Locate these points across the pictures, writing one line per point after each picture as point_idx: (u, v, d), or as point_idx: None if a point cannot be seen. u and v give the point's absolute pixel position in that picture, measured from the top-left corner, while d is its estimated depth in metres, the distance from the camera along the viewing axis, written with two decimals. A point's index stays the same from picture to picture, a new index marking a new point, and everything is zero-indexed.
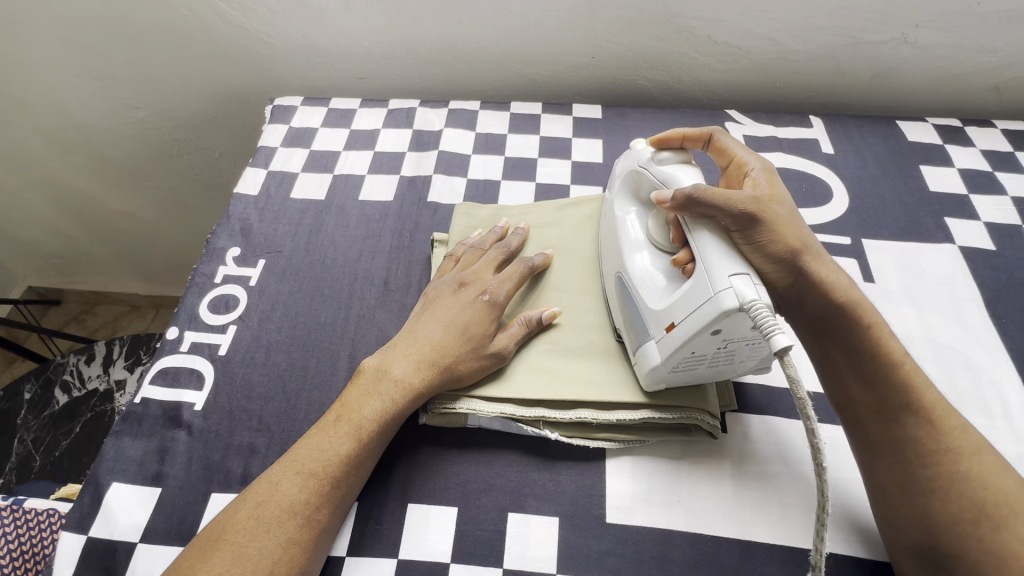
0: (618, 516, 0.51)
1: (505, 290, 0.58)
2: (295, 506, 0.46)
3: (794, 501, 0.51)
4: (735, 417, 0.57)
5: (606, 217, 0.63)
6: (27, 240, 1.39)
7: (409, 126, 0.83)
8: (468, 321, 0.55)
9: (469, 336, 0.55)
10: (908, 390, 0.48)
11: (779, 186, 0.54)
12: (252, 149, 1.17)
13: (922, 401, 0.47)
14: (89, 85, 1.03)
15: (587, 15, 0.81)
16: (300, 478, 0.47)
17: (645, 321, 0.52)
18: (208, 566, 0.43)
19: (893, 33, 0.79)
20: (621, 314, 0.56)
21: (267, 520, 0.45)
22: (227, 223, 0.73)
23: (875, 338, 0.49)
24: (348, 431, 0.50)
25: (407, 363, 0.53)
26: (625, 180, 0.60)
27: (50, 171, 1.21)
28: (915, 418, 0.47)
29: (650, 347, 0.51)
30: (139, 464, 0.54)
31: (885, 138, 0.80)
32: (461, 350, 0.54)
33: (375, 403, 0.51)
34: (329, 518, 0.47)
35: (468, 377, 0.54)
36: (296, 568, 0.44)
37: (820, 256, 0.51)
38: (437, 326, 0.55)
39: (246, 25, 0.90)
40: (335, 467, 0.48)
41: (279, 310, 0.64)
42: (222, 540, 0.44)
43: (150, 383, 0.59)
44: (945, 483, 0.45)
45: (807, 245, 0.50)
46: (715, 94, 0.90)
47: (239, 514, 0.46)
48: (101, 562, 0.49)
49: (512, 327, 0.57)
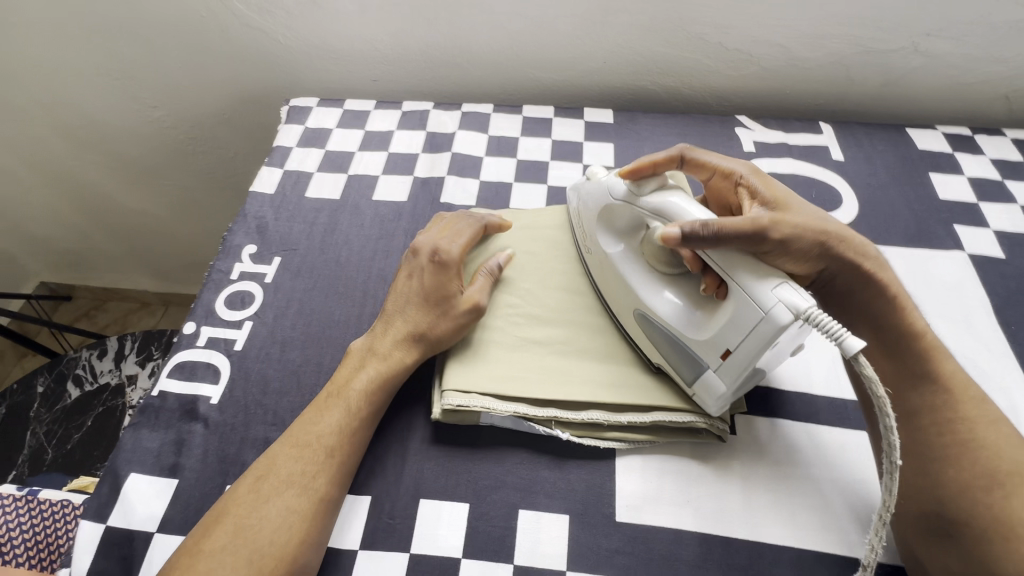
0: (628, 514, 0.51)
1: (456, 246, 0.61)
2: (293, 478, 0.49)
3: (803, 504, 0.52)
4: (744, 419, 0.57)
5: (594, 253, 0.62)
6: (41, 236, 1.41)
7: (423, 127, 0.84)
8: (427, 284, 0.58)
9: (434, 295, 0.58)
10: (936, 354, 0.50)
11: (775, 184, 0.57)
12: (265, 149, 1.18)
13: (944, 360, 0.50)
14: (108, 84, 1.05)
15: (600, 20, 0.82)
16: (292, 451, 0.50)
17: (694, 353, 0.52)
18: (210, 541, 0.46)
19: (903, 42, 0.80)
20: (647, 342, 0.56)
21: (265, 492, 0.48)
22: (243, 221, 0.74)
23: (902, 308, 0.52)
24: (336, 405, 0.53)
25: (389, 342, 0.57)
26: (603, 215, 0.60)
27: (66, 168, 1.23)
28: (933, 386, 0.49)
29: (710, 378, 0.51)
30: (156, 456, 0.55)
31: (895, 146, 0.81)
32: (428, 314, 0.57)
33: (362, 376, 0.55)
34: (330, 490, 0.50)
35: (446, 339, 0.57)
36: (298, 534, 0.47)
37: (841, 229, 0.53)
38: (404, 302, 0.58)
39: (263, 27, 0.92)
40: (327, 438, 0.51)
41: (293, 307, 0.65)
42: (224, 515, 0.47)
43: (167, 376, 0.60)
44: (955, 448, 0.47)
45: (828, 226, 0.52)
46: (725, 99, 0.91)
47: (239, 490, 0.49)
48: (119, 550, 0.50)
49: (477, 281, 0.60)
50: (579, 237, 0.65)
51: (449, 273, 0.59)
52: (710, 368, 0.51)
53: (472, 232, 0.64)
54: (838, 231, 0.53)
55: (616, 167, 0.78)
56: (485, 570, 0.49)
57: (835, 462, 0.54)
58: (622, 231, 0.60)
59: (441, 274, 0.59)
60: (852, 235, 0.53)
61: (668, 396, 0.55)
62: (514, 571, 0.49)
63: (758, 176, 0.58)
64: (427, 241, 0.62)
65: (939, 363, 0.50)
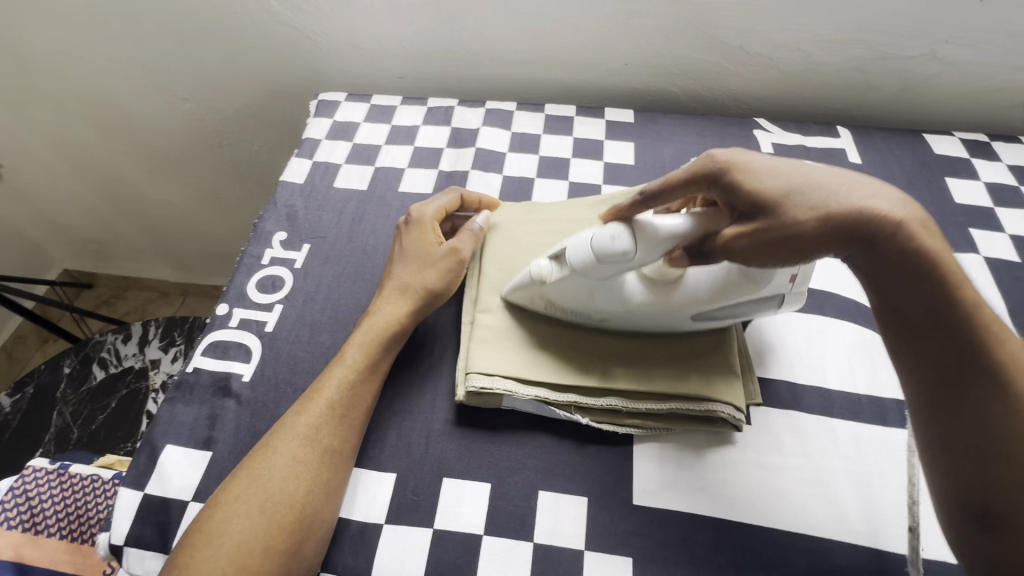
0: (645, 498, 0.53)
1: (430, 207, 0.66)
2: (298, 429, 0.52)
3: (817, 494, 0.53)
4: (760, 411, 0.58)
5: (612, 317, 0.57)
6: (69, 224, 1.45)
7: (448, 123, 0.87)
8: (410, 244, 0.63)
9: (414, 251, 0.63)
10: (988, 339, 0.38)
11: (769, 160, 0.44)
12: (289, 143, 1.21)
13: (994, 340, 0.38)
14: (141, 77, 1.08)
15: (622, 23, 0.84)
16: (299, 409, 0.53)
17: (768, 295, 0.53)
18: (228, 490, 0.49)
19: (923, 49, 0.81)
20: (710, 321, 0.56)
21: (274, 445, 0.51)
22: (274, 209, 0.76)
23: (935, 283, 0.39)
24: (341, 366, 0.56)
25: (389, 301, 0.60)
26: (597, 293, 0.55)
27: (96, 157, 1.26)
28: (985, 382, 0.38)
29: (791, 294, 0.54)
30: (191, 429, 0.57)
31: (912, 150, 0.82)
32: (411, 267, 0.62)
33: (361, 338, 0.58)
34: (335, 441, 0.52)
35: (441, 284, 0.61)
36: (306, 482, 0.49)
37: (838, 196, 0.41)
38: (392, 262, 0.64)
39: (294, 23, 0.94)
40: (333, 395, 0.54)
41: (322, 292, 0.68)
42: (242, 468, 0.50)
43: (201, 354, 0.63)
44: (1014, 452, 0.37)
45: (815, 205, 0.41)
46: (743, 102, 0.93)
47: (255, 448, 0.52)
48: (156, 517, 0.52)
49: (458, 236, 0.64)
50: (577, 317, 0.59)
51: (424, 230, 0.64)
52: (787, 291, 0.53)
53: (449, 199, 0.67)
54: (832, 202, 0.40)
55: (636, 166, 0.80)
56: (506, 547, 0.51)
57: (849, 454, 0.55)
58: (627, 297, 0.55)
59: (419, 234, 0.64)
60: (856, 195, 0.40)
61: (684, 384, 0.55)
62: (534, 549, 0.51)
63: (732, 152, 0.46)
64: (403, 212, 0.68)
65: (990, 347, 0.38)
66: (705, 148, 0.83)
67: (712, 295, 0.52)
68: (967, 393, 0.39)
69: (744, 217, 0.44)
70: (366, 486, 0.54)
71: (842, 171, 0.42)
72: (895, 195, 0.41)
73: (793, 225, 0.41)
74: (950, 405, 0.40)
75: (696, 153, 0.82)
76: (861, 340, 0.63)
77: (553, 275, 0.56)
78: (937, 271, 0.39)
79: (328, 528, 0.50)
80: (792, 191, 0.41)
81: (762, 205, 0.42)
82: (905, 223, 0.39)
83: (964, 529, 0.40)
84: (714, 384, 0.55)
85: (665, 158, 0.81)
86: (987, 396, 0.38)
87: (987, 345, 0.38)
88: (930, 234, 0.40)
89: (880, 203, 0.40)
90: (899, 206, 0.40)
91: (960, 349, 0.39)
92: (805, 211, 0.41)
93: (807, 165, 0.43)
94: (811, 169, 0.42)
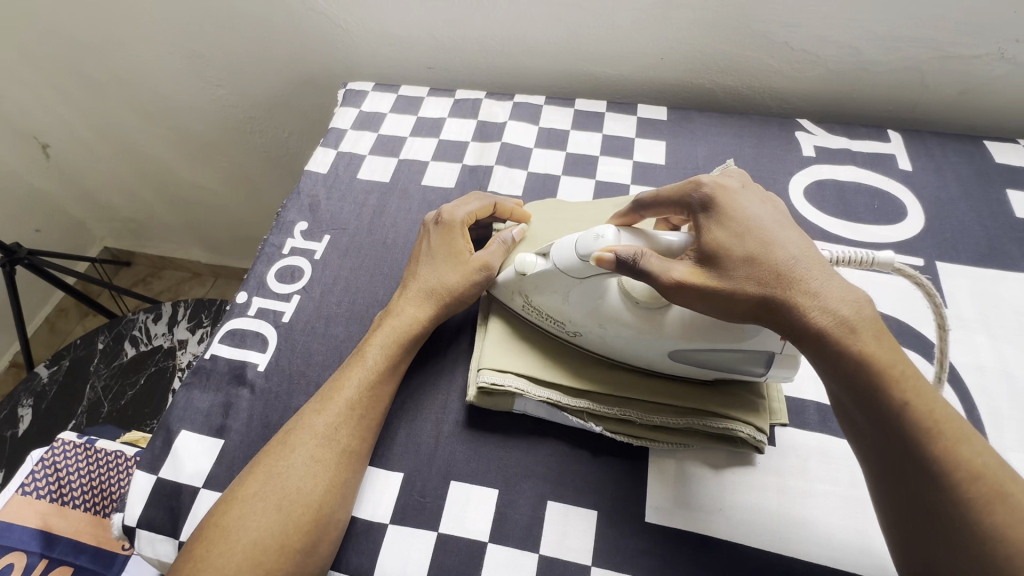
0: (658, 516, 0.51)
1: (464, 210, 0.63)
2: (317, 429, 0.51)
3: (845, 525, 0.49)
4: (785, 430, 0.55)
5: (588, 332, 0.53)
6: (109, 205, 1.50)
7: (474, 116, 0.85)
8: (436, 247, 0.62)
9: (442, 253, 0.61)
10: (914, 433, 0.38)
11: (735, 202, 0.47)
12: (319, 131, 1.22)
13: (924, 431, 0.38)
14: (179, 63, 1.10)
15: (660, 15, 0.80)
16: (318, 408, 0.53)
17: (754, 350, 0.48)
18: (245, 487, 0.49)
19: (989, 48, 0.74)
20: (692, 368, 0.52)
21: (293, 444, 0.51)
22: (297, 198, 0.76)
23: (861, 373, 0.40)
24: (361, 367, 0.55)
25: (409, 302, 0.59)
26: (572, 296, 0.52)
27: (134, 140, 1.30)
28: (911, 472, 0.38)
29: (782, 356, 0.49)
30: (206, 416, 0.58)
31: (970, 158, 0.76)
32: (437, 269, 0.60)
33: (383, 337, 0.57)
34: (352, 442, 0.52)
35: (461, 292, 0.59)
36: (321, 485, 0.49)
37: (776, 275, 0.43)
38: (418, 262, 0.62)
39: (326, 11, 0.94)
40: (352, 396, 0.53)
41: (340, 284, 0.67)
42: (258, 465, 0.50)
43: (219, 342, 0.63)
44: (944, 536, 0.37)
45: (750, 280, 0.43)
46: (786, 101, 0.88)
47: (268, 446, 0.52)
48: (168, 501, 0.53)
49: (488, 246, 0.61)
50: (555, 325, 0.55)
51: (454, 233, 0.62)
52: (777, 351, 0.48)
53: (481, 205, 0.65)
54: (768, 280, 0.43)
55: (666, 166, 0.77)
56: (510, 556, 0.49)
57: None
58: (604, 310, 0.51)
59: (447, 236, 0.62)
60: (795, 280, 0.42)
61: (707, 397, 0.53)
62: (539, 561, 0.49)
63: (705, 204, 0.48)
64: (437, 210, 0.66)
65: (920, 438, 0.38)
66: (741, 149, 0.79)
67: (694, 327, 0.49)
68: (897, 480, 0.39)
69: (697, 265, 0.45)
70: (372, 484, 0.54)
71: (796, 249, 0.44)
72: (840, 283, 0.42)
73: (727, 291, 0.43)
74: (885, 488, 0.40)
75: (730, 154, 0.78)
76: None
77: (535, 270, 0.54)
78: (863, 362, 0.39)
79: (341, 528, 0.50)
80: (738, 262, 0.44)
81: (712, 261, 0.44)
82: (833, 313, 0.41)
83: None
84: (735, 400, 0.52)
85: (697, 159, 0.77)
86: (915, 486, 0.38)
87: (911, 437, 0.38)
88: (860, 328, 0.40)
89: (813, 286, 0.42)
90: (834, 297, 0.41)
91: (888, 437, 0.39)
92: (743, 283, 0.43)
93: (763, 237, 0.44)
94: (764, 243, 0.44)
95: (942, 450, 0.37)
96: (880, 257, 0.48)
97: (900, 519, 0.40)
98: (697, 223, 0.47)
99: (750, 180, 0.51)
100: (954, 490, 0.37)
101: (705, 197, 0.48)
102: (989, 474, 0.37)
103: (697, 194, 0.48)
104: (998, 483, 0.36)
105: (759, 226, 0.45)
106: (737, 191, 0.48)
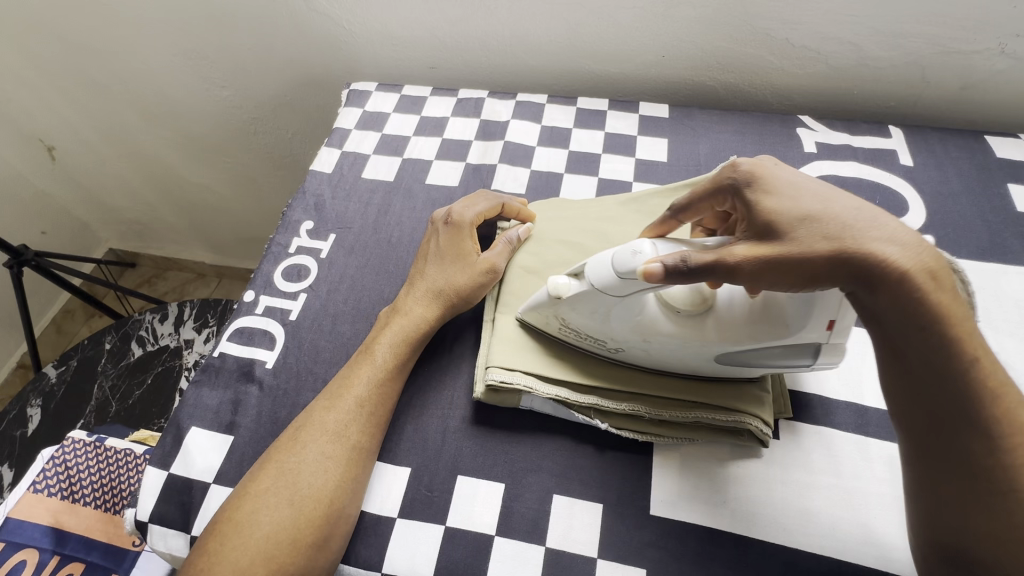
0: (663, 509, 0.51)
1: (471, 210, 0.64)
2: (327, 426, 0.52)
3: (849, 516, 0.50)
4: (788, 424, 0.56)
5: (630, 347, 0.53)
6: (115, 206, 1.51)
7: (477, 115, 0.86)
8: (445, 248, 0.62)
9: (451, 254, 0.62)
10: (978, 393, 0.38)
11: (776, 174, 0.46)
12: (323, 132, 1.23)
13: (986, 390, 0.38)
14: (183, 65, 1.10)
15: (660, 13, 0.80)
16: (328, 404, 0.54)
17: (800, 342, 0.49)
18: (257, 482, 0.50)
19: (989, 43, 0.75)
20: (735, 367, 0.52)
21: (304, 440, 0.52)
22: (303, 198, 0.77)
23: (937, 329, 0.38)
24: (369, 364, 0.56)
25: (419, 302, 0.60)
26: (614, 313, 0.51)
27: (140, 141, 1.31)
28: (973, 432, 0.38)
29: (828, 347, 0.49)
30: (215, 413, 0.59)
31: (971, 153, 0.76)
32: (445, 270, 0.61)
33: (390, 336, 0.58)
34: (362, 438, 0.53)
35: (470, 291, 0.60)
36: (333, 480, 0.50)
37: (848, 230, 0.41)
38: (426, 262, 0.63)
39: (328, 12, 0.94)
40: (362, 394, 0.54)
41: (346, 282, 0.68)
42: (271, 461, 0.51)
43: (227, 340, 0.64)
44: (992, 492, 0.38)
45: (822, 237, 0.41)
46: (787, 98, 0.89)
47: (283, 439, 0.52)
48: (179, 497, 0.54)
49: (494, 246, 0.62)
50: (594, 344, 0.55)
51: (461, 234, 0.62)
52: (824, 341, 0.49)
53: (489, 205, 0.65)
54: (840, 235, 0.41)
55: (668, 164, 0.78)
56: (517, 549, 0.50)
57: (887, 476, 0.52)
58: (647, 325, 0.51)
59: (455, 237, 0.62)
60: (866, 233, 0.40)
61: (713, 392, 0.53)
62: (545, 553, 0.50)
63: (749, 179, 0.47)
64: (444, 210, 0.66)
65: (984, 398, 0.38)
66: (743, 146, 0.79)
67: (740, 331, 0.49)
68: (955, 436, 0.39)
69: (757, 242, 0.43)
70: (380, 479, 0.54)
71: (861, 205, 0.43)
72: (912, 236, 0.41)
73: (797, 255, 0.41)
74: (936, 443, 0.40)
75: (731, 151, 0.78)
76: None
77: (570, 292, 0.52)
78: (941, 318, 0.38)
79: (351, 522, 0.50)
80: (800, 224, 0.42)
81: (772, 232, 0.43)
82: (920, 265, 0.39)
83: (932, 559, 0.42)
84: (739, 395, 0.53)
85: (699, 156, 0.78)
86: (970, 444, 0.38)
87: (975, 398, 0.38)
88: (940, 279, 0.39)
89: (887, 238, 0.40)
90: (912, 251, 0.40)
91: (953, 397, 0.39)
92: (813, 243, 0.41)
93: (823, 197, 0.43)
94: (826, 203, 0.43)
95: (1001, 409, 0.38)
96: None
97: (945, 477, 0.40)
98: (744, 201, 0.47)
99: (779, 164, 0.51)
100: (1006, 450, 0.38)
101: (747, 174, 0.47)
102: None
103: (736, 175, 0.48)
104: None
105: (815, 191, 0.44)
106: (777, 168, 0.48)
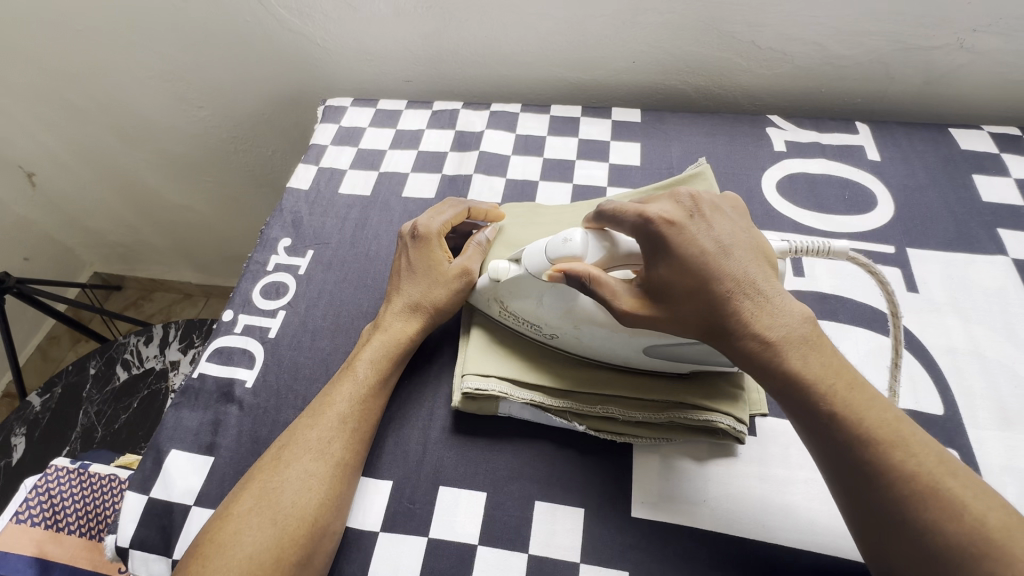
0: (643, 511, 0.52)
1: (438, 221, 0.64)
2: (311, 443, 0.52)
3: (826, 510, 0.51)
4: (765, 422, 0.56)
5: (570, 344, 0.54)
6: (97, 230, 1.50)
7: (452, 126, 0.86)
8: (415, 262, 0.62)
9: (423, 268, 0.62)
10: (871, 434, 0.40)
11: (683, 239, 0.44)
12: (303, 147, 1.23)
13: (876, 430, 0.40)
14: (159, 86, 1.11)
15: (628, 20, 0.82)
16: (309, 421, 0.54)
17: None
18: (236, 504, 0.49)
19: (948, 38, 0.76)
20: (668, 360, 0.52)
21: (287, 458, 0.51)
22: (280, 215, 0.77)
23: (816, 379, 0.42)
24: (353, 382, 0.56)
25: (398, 318, 0.60)
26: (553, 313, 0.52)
27: (118, 164, 1.30)
28: (880, 467, 0.39)
29: None
30: (195, 434, 0.59)
31: (936, 146, 0.78)
32: (420, 285, 0.61)
33: (371, 354, 0.58)
34: (347, 455, 0.52)
35: (448, 303, 0.60)
36: (315, 501, 0.49)
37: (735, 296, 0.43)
38: (400, 278, 0.62)
39: (303, 30, 0.95)
40: (347, 412, 0.54)
41: (325, 298, 0.68)
42: (246, 484, 0.51)
43: (207, 360, 0.64)
44: (921, 527, 0.38)
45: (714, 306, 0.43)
46: (756, 98, 0.90)
47: (260, 464, 0.52)
48: (159, 521, 0.54)
49: (466, 251, 0.63)
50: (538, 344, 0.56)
51: (432, 246, 0.62)
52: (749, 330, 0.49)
53: (455, 212, 0.66)
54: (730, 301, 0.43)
55: (641, 168, 0.79)
56: (500, 557, 0.50)
57: None
58: (578, 314, 0.52)
59: (424, 250, 0.62)
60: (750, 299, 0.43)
61: (686, 388, 0.53)
62: (528, 561, 0.50)
63: (660, 241, 0.45)
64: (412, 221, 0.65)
65: (854, 444, 0.40)
66: (714, 148, 0.80)
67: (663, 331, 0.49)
68: (843, 479, 0.41)
69: (647, 294, 0.45)
70: (363, 494, 0.54)
71: (741, 272, 0.44)
72: (780, 300, 0.43)
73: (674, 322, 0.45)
74: (833, 487, 0.43)
75: (703, 154, 0.79)
76: (874, 346, 0.60)
77: (508, 276, 0.55)
78: (813, 369, 0.42)
79: (336, 539, 0.51)
80: (691, 298, 0.44)
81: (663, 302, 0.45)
82: (767, 333, 0.42)
83: None
84: (717, 393, 0.53)
85: (672, 158, 0.79)
86: (884, 483, 0.39)
87: (870, 435, 0.40)
88: (809, 337, 0.43)
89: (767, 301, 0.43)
90: (787, 311, 0.43)
91: (852, 436, 0.40)
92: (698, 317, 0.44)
93: (723, 267, 0.44)
94: (712, 275, 0.43)
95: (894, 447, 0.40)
96: (835, 245, 0.51)
97: (879, 517, 0.40)
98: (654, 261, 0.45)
99: (703, 204, 0.47)
100: (914, 482, 0.39)
101: (657, 236, 0.45)
102: (933, 463, 0.39)
103: (648, 232, 0.45)
104: (928, 476, 0.39)
105: (717, 261, 0.44)
106: (686, 222, 0.45)
